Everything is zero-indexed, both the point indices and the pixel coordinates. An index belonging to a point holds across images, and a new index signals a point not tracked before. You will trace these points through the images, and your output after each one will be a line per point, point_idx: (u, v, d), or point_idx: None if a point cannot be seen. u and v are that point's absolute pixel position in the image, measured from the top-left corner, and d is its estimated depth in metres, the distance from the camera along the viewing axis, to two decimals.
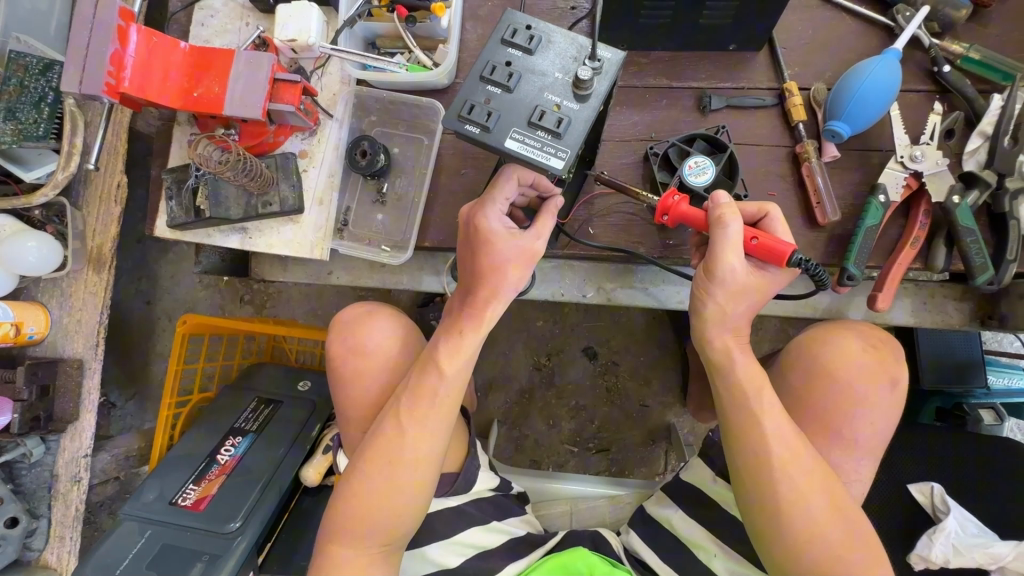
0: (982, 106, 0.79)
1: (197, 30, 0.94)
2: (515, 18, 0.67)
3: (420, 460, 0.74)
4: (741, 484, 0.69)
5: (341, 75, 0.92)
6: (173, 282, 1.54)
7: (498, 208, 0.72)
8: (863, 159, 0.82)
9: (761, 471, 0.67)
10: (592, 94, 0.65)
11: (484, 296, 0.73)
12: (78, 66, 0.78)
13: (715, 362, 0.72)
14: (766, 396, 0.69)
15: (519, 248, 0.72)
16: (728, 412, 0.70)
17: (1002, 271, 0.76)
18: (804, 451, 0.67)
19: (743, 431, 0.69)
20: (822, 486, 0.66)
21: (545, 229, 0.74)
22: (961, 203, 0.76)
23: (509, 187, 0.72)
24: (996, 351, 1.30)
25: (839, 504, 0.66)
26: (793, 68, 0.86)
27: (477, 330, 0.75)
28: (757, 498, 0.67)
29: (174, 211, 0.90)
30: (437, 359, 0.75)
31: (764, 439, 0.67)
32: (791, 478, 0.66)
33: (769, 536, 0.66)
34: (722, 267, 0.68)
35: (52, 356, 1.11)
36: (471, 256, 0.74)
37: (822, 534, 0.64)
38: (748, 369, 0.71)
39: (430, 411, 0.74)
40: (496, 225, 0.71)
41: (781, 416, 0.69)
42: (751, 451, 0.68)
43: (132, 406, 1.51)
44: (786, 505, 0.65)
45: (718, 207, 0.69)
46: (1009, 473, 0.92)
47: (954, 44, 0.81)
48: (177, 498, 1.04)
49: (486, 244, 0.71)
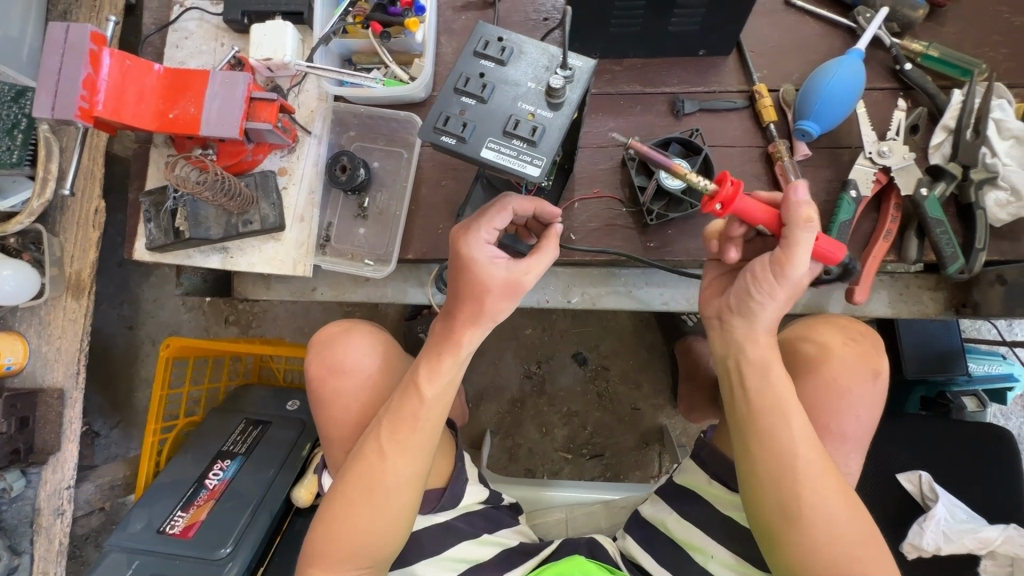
0: (943, 102, 0.82)
1: (172, 52, 0.94)
2: (486, 30, 0.68)
3: (401, 485, 0.73)
4: (760, 484, 0.66)
5: (318, 92, 0.92)
6: (156, 305, 1.51)
7: (484, 238, 0.69)
8: (834, 156, 0.84)
9: (786, 474, 0.64)
10: (565, 102, 0.66)
11: (464, 323, 0.71)
12: (49, 92, 0.77)
13: (736, 365, 0.69)
14: (794, 401, 0.66)
15: (503, 280, 0.68)
16: (756, 413, 0.67)
17: (974, 259, 0.78)
18: (827, 455, 0.66)
19: (769, 433, 0.66)
20: (842, 493, 0.64)
21: (536, 264, 0.69)
22: (929, 195, 0.78)
23: (496, 216, 0.69)
24: (975, 338, 1.33)
25: (848, 499, 0.64)
26: (762, 71, 0.88)
27: (456, 353, 0.73)
28: (778, 499, 0.65)
29: (153, 234, 0.89)
30: (417, 382, 0.74)
31: (792, 442, 0.65)
32: (815, 483, 0.64)
33: (786, 540, 0.64)
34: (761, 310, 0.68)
35: (31, 387, 1.08)
36: (454, 284, 0.71)
37: (837, 538, 0.63)
38: (777, 375, 0.67)
39: (411, 437, 0.73)
40: (479, 256, 0.68)
41: (807, 420, 0.66)
42: (776, 453, 0.65)
43: (116, 434, 1.48)
44: (808, 508, 0.63)
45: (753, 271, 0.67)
46: (992, 457, 0.94)
47: (914, 43, 0.83)
48: (166, 526, 1.02)
49: (469, 273, 0.69)
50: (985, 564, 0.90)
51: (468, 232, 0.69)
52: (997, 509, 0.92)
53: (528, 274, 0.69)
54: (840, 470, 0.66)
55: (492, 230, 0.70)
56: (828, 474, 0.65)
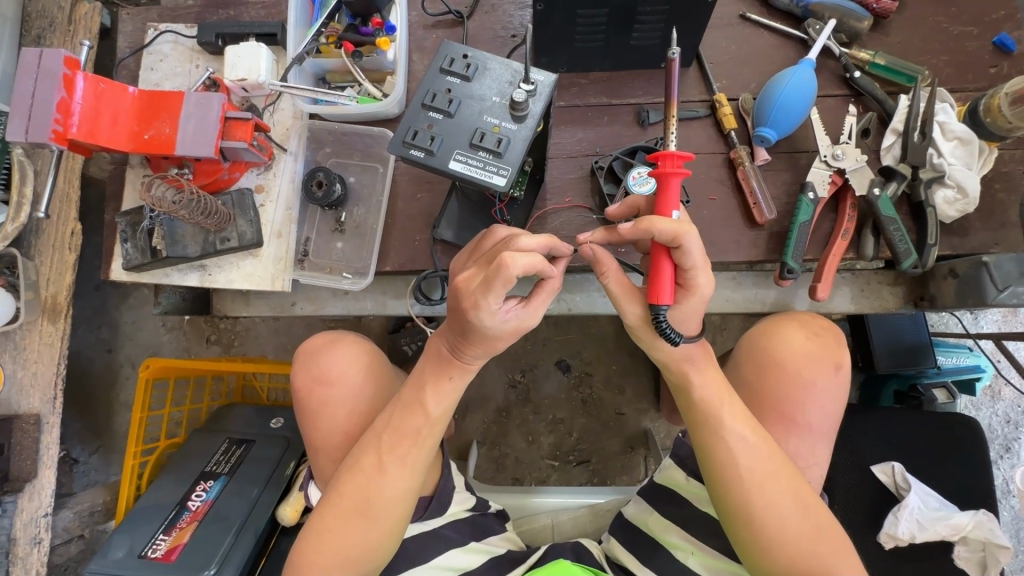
0: (891, 106, 0.86)
1: (147, 74, 0.96)
2: (452, 48, 0.71)
3: (399, 499, 0.74)
4: (714, 492, 0.72)
5: (293, 110, 0.94)
6: (135, 327, 1.50)
7: (495, 309, 0.64)
8: (792, 160, 0.88)
9: (729, 481, 0.71)
10: (529, 115, 0.69)
11: (472, 352, 0.73)
12: (23, 115, 0.77)
13: (675, 381, 0.75)
14: (729, 410, 0.72)
15: (511, 332, 0.68)
16: (697, 427, 0.74)
17: (925, 254, 0.83)
18: (769, 455, 0.71)
19: (710, 446, 0.72)
20: (787, 486, 0.70)
21: (539, 308, 0.69)
22: (881, 194, 0.82)
23: (504, 289, 0.62)
24: (942, 332, 1.37)
25: (799, 495, 0.70)
26: (722, 81, 0.92)
27: (464, 374, 0.76)
28: (729, 506, 0.71)
29: (130, 253, 0.89)
30: (422, 399, 0.76)
31: (730, 451, 0.71)
32: (760, 485, 0.69)
33: (740, 539, 0.70)
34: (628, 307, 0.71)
35: (6, 413, 1.06)
36: (461, 325, 0.69)
37: (792, 533, 0.68)
38: (708, 388, 0.73)
39: (411, 450, 0.75)
40: (493, 324, 0.66)
41: (745, 426, 0.72)
42: (717, 463, 0.72)
43: (95, 460, 1.45)
44: (758, 509, 0.69)
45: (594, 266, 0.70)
46: (960, 446, 0.97)
47: (861, 52, 0.89)
48: (147, 550, 1.00)
49: (478, 329, 0.66)
50: (959, 550, 0.92)
51: (480, 304, 0.64)
52: (967, 495, 0.95)
53: (534, 317, 0.69)
54: (787, 466, 0.71)
55: (502, 296, 0.63)
56: (773, 473, 0.70)
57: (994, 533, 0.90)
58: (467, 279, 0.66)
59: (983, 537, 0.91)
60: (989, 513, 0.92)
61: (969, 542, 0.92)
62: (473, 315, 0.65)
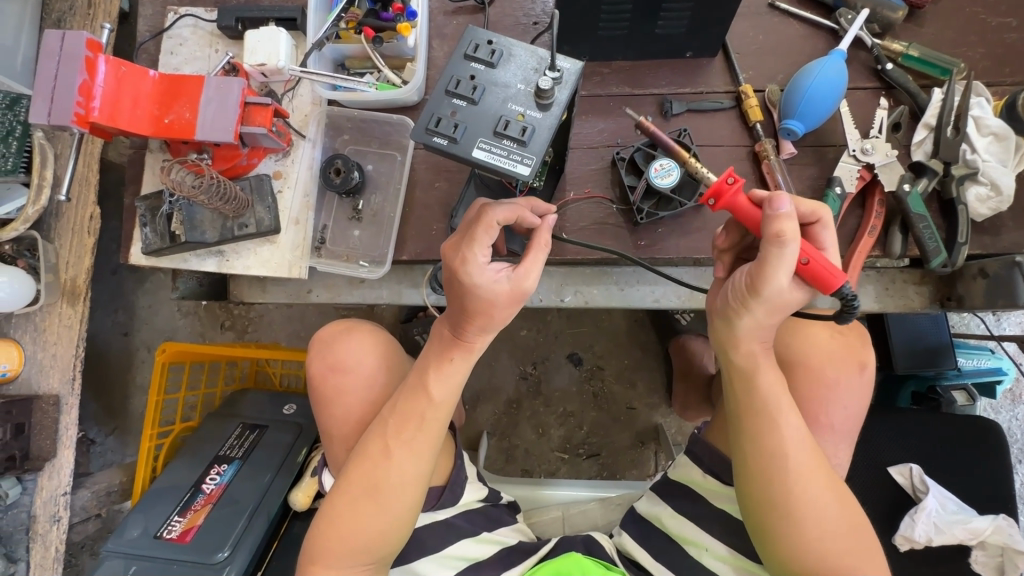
0: (924, 100, 0.84)
1: (167, 58, 0.95)
2: (477, 34, 0.70)
3: (410, 482, 0.74)
4: (753, 483, 0.70)
5: (312, 96, 0.94)
6: (151, 311, 1.51)
7: (480, 261, 0.69)
8: (818, 155, 0.86)
9: (776, 473, 0.69)
10: (554, 103, 0.67)
11: (472, 330, 0.74)
12: (46, 98, 0.77)
13: (742, 366, 0.72)
14: (787, 402, 0.71)
15: (503, 294, 0.69)
16: (752, 416, 0.71)
17: (955, 253, 0.80)
18: (816, 451, 0.70)
19: (764, 438, 0.70)
20: (829, 484, 0.69)
21: (531, 267, 0.70)
22: (912, 190, 0.80)
23: (488, 235, 0.69)
24: (964, 333, 1.34)
25: (840, 494, 0.69)
26: (748, 72, 0.90)
27: (465, 355, 0.76)
28: (770, 499, 0.69)
29: (149, 238, 0.89)
30: (426, 383, 0.76)
31: (781, 443, 0.69)
32: (805, 480, 0.68)
33: (772, 533, 0.69)
34: (768, 284, 0.64)
35: (27, 393, 1.08)
36: (455, 295, 0.72)
37: (826, 529, 0.67)
38: (770, 378, 0.71)
39: (417, 434, 0.75)
40: (481, 279, 0.69)
41: (798, 419, 0.71)
42: (767, 453, 0.70)
43: (112, 441, 1.48)
44: (798, 503, 0.68)
45: (778, 222, 0.62)
46: (980, 449, 0.95)
47: (893, 44, 0.86)
48: (163, 531, 1.02)
49: (467, 291, 0.69)
50: (975, 554, 0.90)
51: (465, 257, 0.69)
52: (987, 500, 0.93)
53: (526, 279, 0.70)
54: (827, 465, 0.70)
55: (487, 247, 0.69)
56: (818, 469, 0.69)
57: (1013, 538, 0.88)
58: (456, 243, 0.72)
59: (1001, 542, 0.88)
60: (1009, 519, 0.90)
61: (987, 545, 0.90)
62: (462, 273, 0.69)
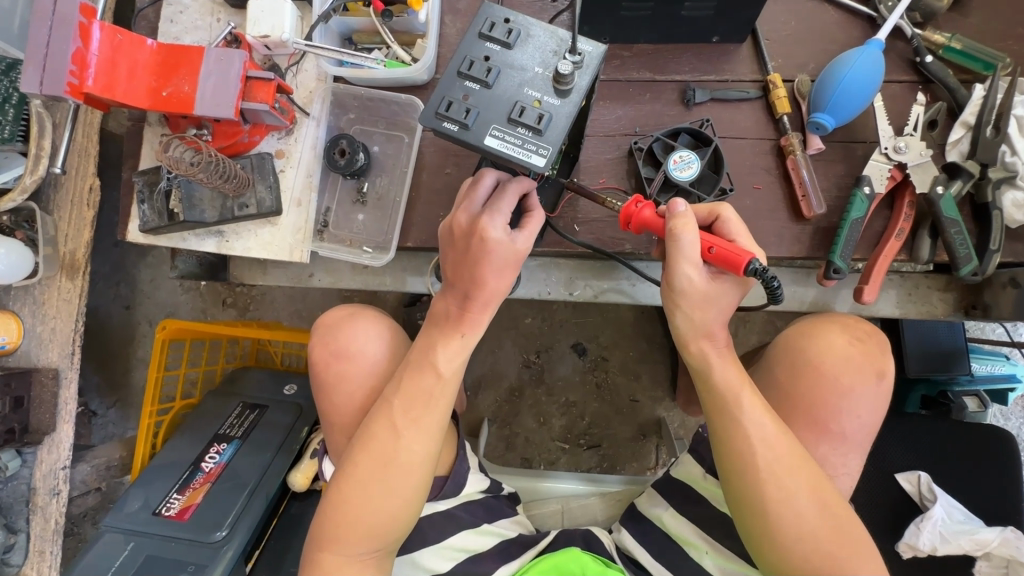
0: (964, 96, 0.79)
1: (166, 27, 0.91)
2: (493, 11, 0.65)
3: (419, 461, 0.73)
4: (725, 480, 0.69)
5: (318, 72, 0.90)
6: (153, 285, 1.49)
7: (500, 221, 0.68)
8: (847, 151, 0.82)
9: (744, 470, 0.67)
10: (573, 89, 0.63)
11: (481, 301, 0.72)
12: (38, 66, 0.74)
13: (695, 366, 0.72)
14: (749, 397, 0.69)
15: (519, 255, 0.69)
16: (713, 413, 0.70)
17: (987, 261, 0.77)
18: (787, 444, 0.67)
19: (726, 434, 0.69)
20: (806, 478, 0.66)
21: (538, 232, 0.71)
22: (945, 193, 0.76)
23: (513, 199, 0.69)
24: (979, 338, 1.31)
25: (820, 491, 0.66)
26: (777, 60, 0.85)
27: (474, 331, 0.74)
28: (745, 496, 0.67)
29: (147, 215, 0.87)
30: (433, 359, 0.74)
31: (746, 439, 0.67)
32: (775, 474, 0.66)
33: (755, 533, 0.67)
34: (679, 277, 0.66)
35: (26, 366, 1.07)
36: (467, 256, 0.69)
37: (807, 527, 0.65)
38: (728, 372, 0.70)
39: (426, 412, 0.73)
40: (501, 238, 0.68)
41: (763, 413, 0.68)
42: (732, 448, 0.68)
43: (113, 414, 1.48)
44: (770, 499, 0.66)
45: (671, 218, 0.65)
46: (994, 459, 0.92)
47: (936, 34, 0.81)
48: (162, 508, 1.01)
49: (488, 247, 0.68)
50: (980, 564, 0.87)
51: (485, 215, 0.68)
52: (1000, 512, 0.91)
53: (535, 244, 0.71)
54: (805, 458, 0.68)
55: (507, 211, 0.69)
56: (789, 463, 0.67)
57: (1021, 551, 0.84)
58: (471, 212, 0.70)
59: (1007, 555, 0.85)
60: (1017, 531, 0.86)
61: (994, 557, 0.87)
62: (482, 229, 0.67)
